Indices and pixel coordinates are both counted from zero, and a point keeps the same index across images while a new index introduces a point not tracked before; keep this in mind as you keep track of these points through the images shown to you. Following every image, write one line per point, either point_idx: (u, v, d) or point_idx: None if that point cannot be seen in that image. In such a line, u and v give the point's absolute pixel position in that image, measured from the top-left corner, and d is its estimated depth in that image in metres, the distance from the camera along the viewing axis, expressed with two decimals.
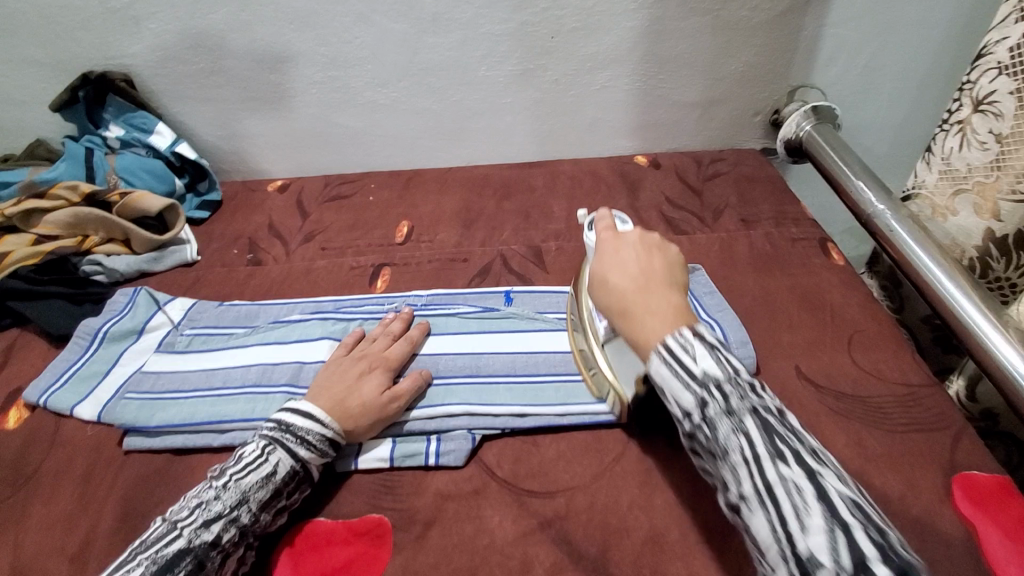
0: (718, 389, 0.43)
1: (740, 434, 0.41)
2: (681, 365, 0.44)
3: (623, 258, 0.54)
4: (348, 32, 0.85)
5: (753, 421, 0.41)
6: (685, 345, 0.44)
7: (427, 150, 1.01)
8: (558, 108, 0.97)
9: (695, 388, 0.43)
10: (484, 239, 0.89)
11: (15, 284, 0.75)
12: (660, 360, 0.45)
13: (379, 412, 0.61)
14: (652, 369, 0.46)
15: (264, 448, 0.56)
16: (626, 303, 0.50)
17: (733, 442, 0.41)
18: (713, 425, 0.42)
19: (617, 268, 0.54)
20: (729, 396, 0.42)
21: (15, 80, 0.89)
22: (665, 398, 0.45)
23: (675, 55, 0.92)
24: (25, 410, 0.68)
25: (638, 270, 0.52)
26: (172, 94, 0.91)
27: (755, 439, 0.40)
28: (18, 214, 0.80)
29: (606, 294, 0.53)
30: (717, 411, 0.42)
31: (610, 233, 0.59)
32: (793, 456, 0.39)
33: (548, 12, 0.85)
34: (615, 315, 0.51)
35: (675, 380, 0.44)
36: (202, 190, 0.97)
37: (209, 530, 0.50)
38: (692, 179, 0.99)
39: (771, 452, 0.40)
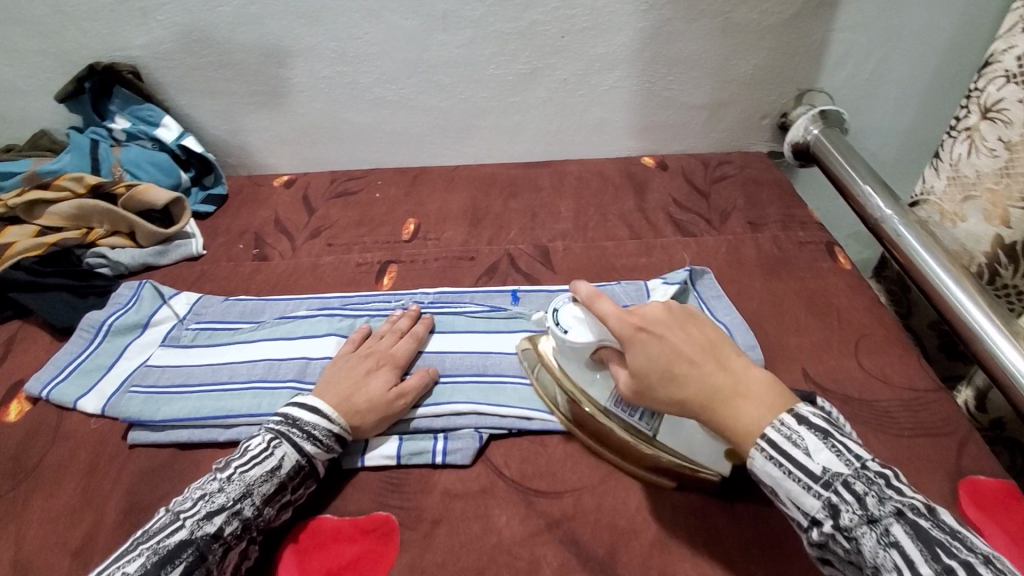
0: (847, 491, 0.42)
1: (890, 547, 0.40)
2: (789, 459, 0.44)
3: (671, 348, 0.48)
4: (359, 28, 0.85)
5: (899, 528, 0.40)
6: (795, 442, 0.44)
7: (435, 148, 1.00)
8: (566, 108, 0.97)
9: (822, 494, 0.43)
10: (491, 237, 0.89)
11: (18, 275, 0.75)
12: (765, 460, 0.44)
13: (387, 409, 0.61)
14: (761, 472, 0.45)
15: (270, 442, 0.55)
16: (713, 393, 0.46)
17: (882, 556, 0.40)
18: (852, 534, 0.42)
19: (678, 352, 0.47)
20: (863, 499, 0.42)
21: (19, 69, 0.88)
22: (785, 506, 0.45)
23: (684, 56, 0.92)
24: (24, 403, 0.67)
25: (697, 349, 0.48)
26: (178, 87, 0.91)
27: (908, 552, 0.39)
28: (20, 205, 0.80)
29: (670, 390, 0.47)
30: (854, 518, 0.42)
31: (625, 313, 0.51)
32: (963, 572, 0.38)
33: (559, 12, 0.85)
34: (691, 408, 0.47)
35: (789, 481, 0.44)
36: (208, 184, 0.96)
37: (211, 522, 0.49)
38: (700, 181, 0.99)
39: (936, 568, 0.38)
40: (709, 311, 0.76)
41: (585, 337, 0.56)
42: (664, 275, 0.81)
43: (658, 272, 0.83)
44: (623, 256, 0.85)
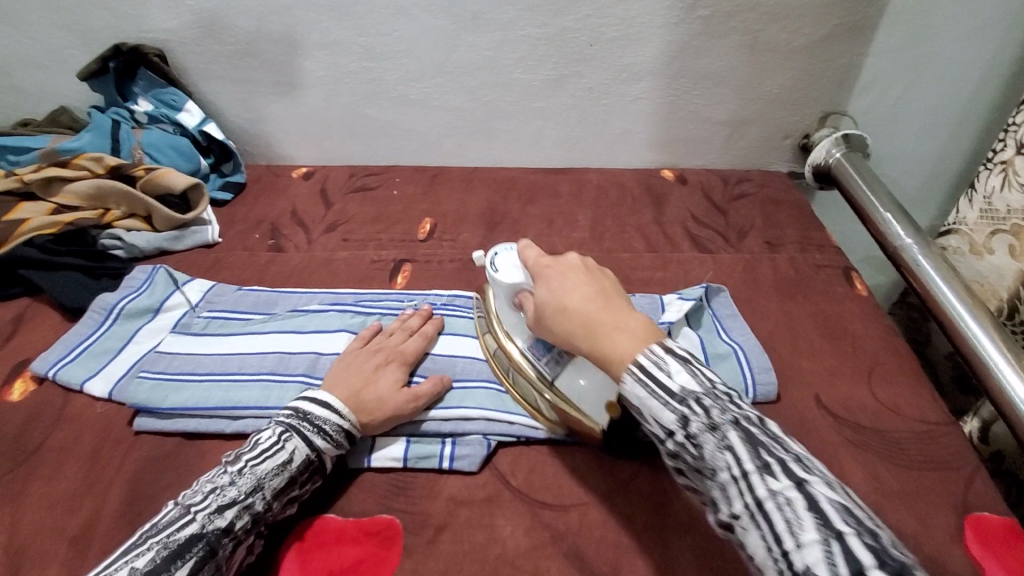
0: (697, 403, 0.44)
1: (726, 449, 0.41)
2: (652, 380, 0.45)
3: (568, 285, 0.53)
4: (387, 25, 0.85)
5: (736, 434, 0.42)
6: (659, 363, 0.46)
7: (454, 148, 1.00)
8: (588, 117, 0.96)
9: (676, 405, 0.44)
10: (507, 242, 0.89)
11: (30, 253, 0.74)
12: (633, 381, 0.46)
13: (398, 408, 0.61)
14: (626, 392, 0.46)
15: (281, 435, 0.55)
16: (591, 322, 0.50)
17: (719, 459, 0.41)
18: (697, 441, 0.43)
19: (570, 290, 0.52)
20: (708, 409, 0.43)
21: (43, 46, 0.88)
22: (647, 421, 0.46)
23: (710, 72, 0.91)
24: (29, 382, 0.67)
25: (592, 291, 0.52)
26: (201, 72, 0.90)
27: (741, 455, 0.41)
28: (38, 181, 0.79)
29: (562, 319, 0.52)
30: (700, 426, 0.43)
31: (546, 255, 0.57)
32: (778, 468, 0.40)
33: (588, 20, 0.85)
34: (573, 336, 0.51)
35: (652, 399, 0.45)
36: (226, 172, 0.96)
37: (223, 516, 0.49)
38: (718, 198, 0.98)
39: (757, 466, 0.40)
40: (723, 330, 0.76)
41: (514, 279, 0.59)
42: (679, 291, 0.80)
43: (673, 287, 0.82)
44: (638, 268, 0.84)
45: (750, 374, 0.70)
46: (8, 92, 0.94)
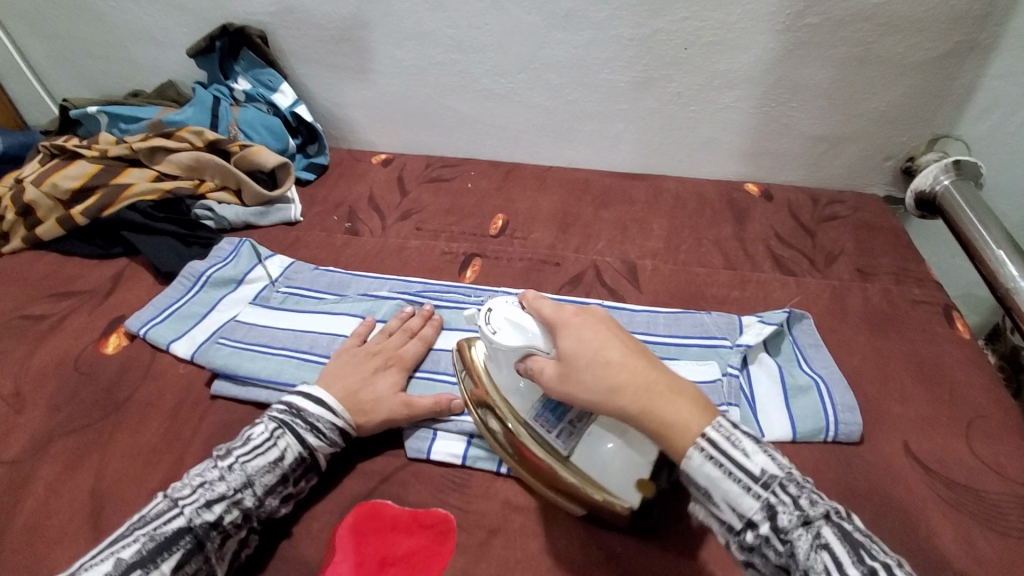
0: (782, 492, 0.43)
1: (818, 546, 0.41)
2: (730, 460, 0.43)
3: (602, 343, 0.47)
4: (479, 18, 0.84)
5: (827, 528, 0.41)
6: (727, 449, 0.44)
7: (532, 146, 0.99)
8: (674, 122, 0.92)
9: (759, 492, 0.43)
10: (578, 246, 0.87)
11: (133, 216, 0.79)
12: (702, 459, 0.43)
13: (393, 410, 0.60)
14: (693, 471, 0.44)
15: (273, 431, 0.55)
16: (640, 384, 0.46)
17: (812, 556, 0.40)
18: (788, 534, 0.41)
19: (611, 342, 0.47)
20: (798, 500, 0.42)
21: (158, 22, 0.94)
22: (715, 505, 0.44)
23: (812, 84, 0.85)
24: (122, 337, 0.71)
25: (624, 347, 0.47)
26: (296, 55, 0.93)
27: (838, 552, 0.40)
28: (144, 149, 0.84)
29: (602, 378, 0.46)
30: (789, 518, 0.42)
31: (566, 307, 0.50)
32: (873, 565, 0.40)
33: (686, 22, 0.81)
34: (618, 394, 0.46)
35: (727, 480, 0.43)
36: (311, 153, 0.99)
37: (211, 511, 0.49)
38: (806, 218, 0.92)
39: (855, 564, 0.39)
40: (803, 360, 0.71)
41: (514, 342, 0.51)
42: (758, 314, 0.76)
43: (751, 309, 0.77)
44: (714, 285, 0.80)
45: (832, 412, 0.65)
46: (124, 64, 1.01)
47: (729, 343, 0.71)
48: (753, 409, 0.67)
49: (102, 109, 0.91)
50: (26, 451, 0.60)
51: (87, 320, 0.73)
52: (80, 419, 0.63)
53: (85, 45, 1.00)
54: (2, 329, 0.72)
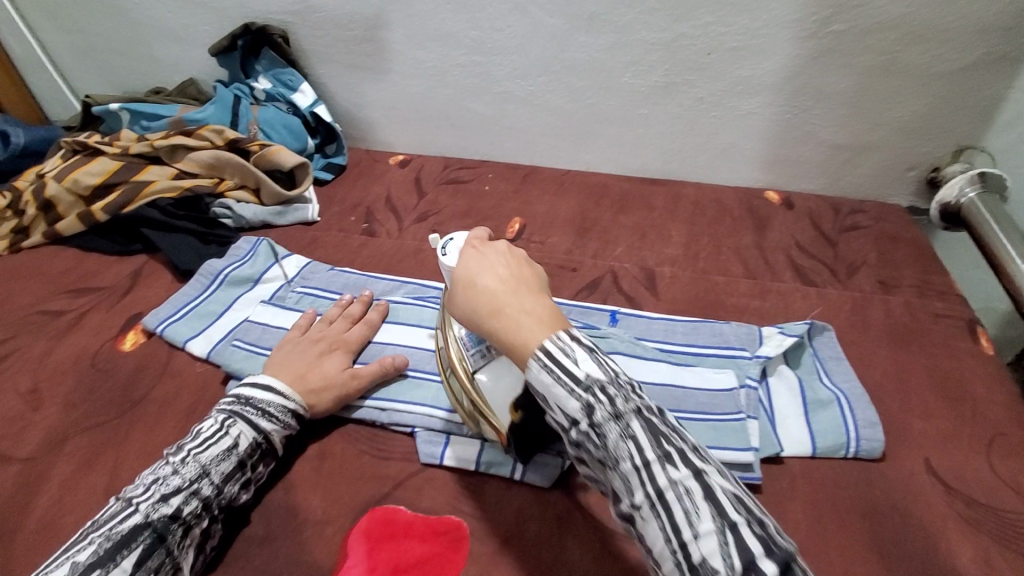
0: (602, 392, 0.41)
1: (628, 439, 0.40)
2: (559, 369, 0.42)
3: (486, 270, 0.47)
4: (500, 20, 0.84)
5: (638, 424, 0.40)
6: (558, 357, 0.42)
7: (551, 149, 0.98)
8: (694, 128, 0.91)
9: (580, 395, 0.41)
10: (596, 251, 0.86)
11: (152, 213, 0.80)
12: (538, 368, 0.42)
13: (343, 389, 0.62)
14: (530, 379, 0.43)
15: (223, 421, 0.55)
16: (501, 303, 0.45)
17: (621, 450, 0.40)
18: (602, 432, 0.41)
19: (489, 270, 0.47)
20: (613, 398, 0.41)
21: (181, 21, 0.94)
22: (551, 409, 0.43)
23: (837, 92, 0.84)
24: (140, 335, 0.71)
25: (509, 273, 0.47)
26: (317, 55, 0.93)
27: (642, 445, 0.39)
28: (165, 147, 0.84)
29: (471, 298, 0.47)
30: (604, 415, 0.41)
31: (483, 239, 0.51)
32: (679, 458, 0.39)
33: (710, 27, 0.80)
34: (481, 317, 0.46)
35: (558, 386, 0.42)
36: (329, 153, 0.99)
37: (168, 503, 0.49)
38: (828, 228, 0.90)
39: (657, 455, 0.39)
40: (824, 373, 0.70)
41: (456, 263, 0.51)
42: (778, 325, 0.74)
43: (772, 319, 0.76)
44: (733, 294, 0.79)
45: (853, 427, 0.64)
46: (147, 62, 1.02)
47: (748, 354, 0.69)
48: (772, 419, 0.66)
49: (124, 106, 0.91)
50: (41, 448, 0.60)
51: (105, 316, 0.73)
52: (96, 416, 0.63)
53: (108, 42, 1.01)
54: (22, 325, 0.72)
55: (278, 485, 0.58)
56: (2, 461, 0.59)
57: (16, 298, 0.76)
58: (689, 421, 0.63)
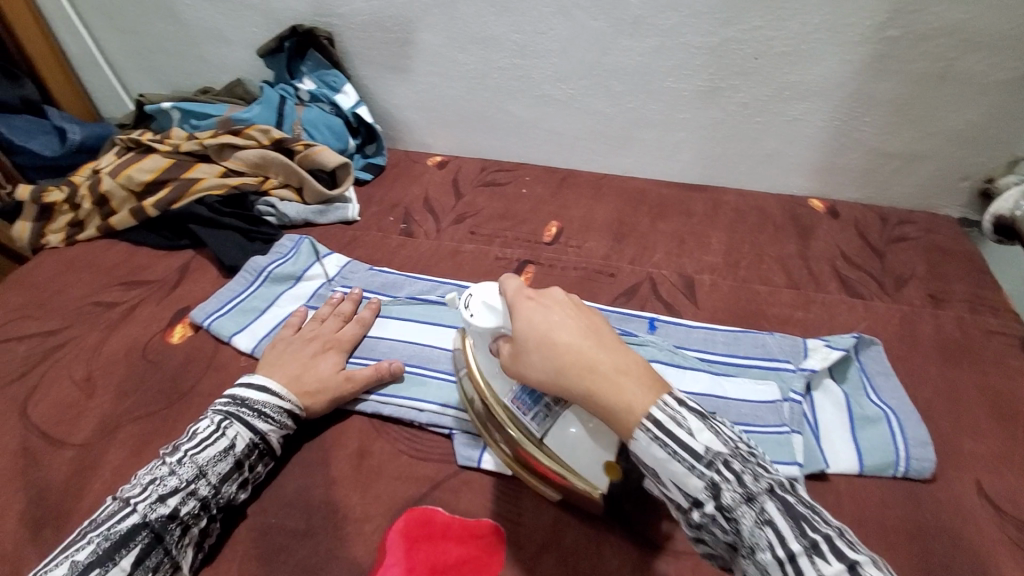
0: (727, 468, 0.39)
1: (766, 525, 0.37)
2: (673, 440, 0.40)
3: (556, 322, 0.46)
4: (544, 23, 0.84)
5: (773, 504, 0.38)
6: (672, 431, 0.40)
7: (589, 153, 0.97)
8: (738, 133, 0.89)
9: (703, 471, 0.39)
10: (634, 257, 0.85)
11: (201, 210, 0.82)
12: (646, 440, 0.41)
13: (338, 390, 0.62)
14: (637, 451, 0.41)
15: (219, 423, 0.56)
16: (591, 359, 0.43)
17: (758, 536, 0.37)
18: (732, 514, 0.38)
19: (560, 323, 0.46)
20: (741, 475, 0.39)
21: (231, 22, 0.97)
22: (667, 488, 0.41)
23: (889, 98, 0.81)
24: (188, 328, 0.73)
25: (581, 324, 0.46)
26: (360, 57, 0.95)
27: (783, 530, 0.37)
28: (214, 146, 0.86)
29: (548, 356, 0.45)
30: (734, 495, 0.38)
31: (530, 289, 0.49)
32: (827, 547, 0.36)
33: (758, 31, 0.78)
34: (563, 375, 0.44)
35: (673, 461, 0.40)
36: (369, 153, 1.01)
37: (165, 504, 0.51)
38: (875, 238, 0.87)
39: (803, 545, 0.36)
40: (871, 389, 0.68)
41: (491, 323, 0.51)
42: (823, 337, 0.73)
43: (816, 332, 0.74)
44: (776, 304, 0.78)
45: (902, 446, 0.62)
46: (198, 62, 1.05)
47: (792, 367, 0.68)
48: (817, 435, 0.64)
49: (175, 105, 0.94)
50: (94, 435, 0.62)
51: (155, 309, 0.75)
52: (146, 406, 0.65)
53: (161, 42, 1.04)
54: (76, 315, 0.75)
55: (319, 481, 0.59)
56: (58, 447, 0.61)
57: (71, 289, 0.79)
58: None
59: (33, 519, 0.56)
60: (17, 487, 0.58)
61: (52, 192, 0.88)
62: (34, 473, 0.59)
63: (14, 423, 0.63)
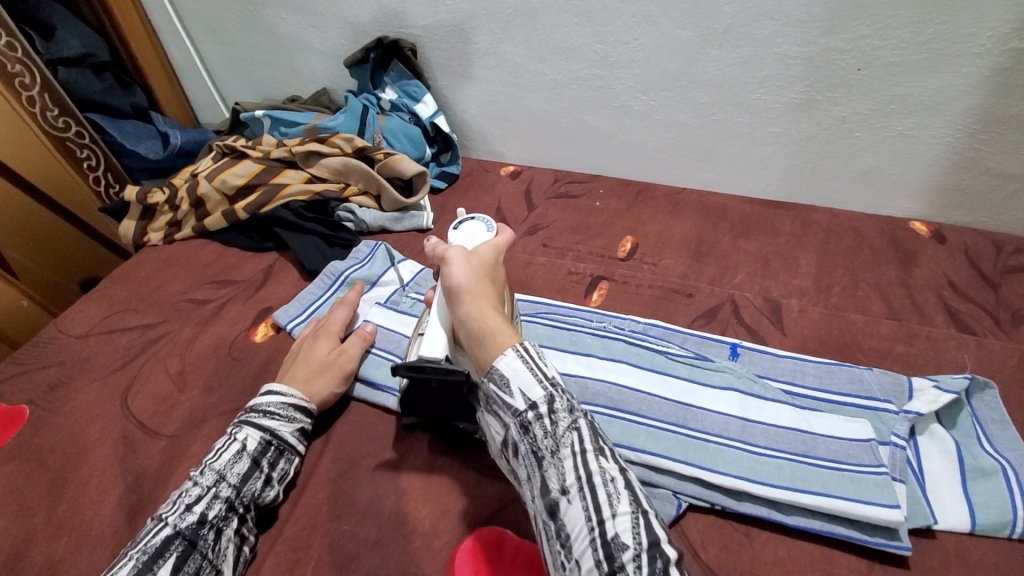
0: (561, 393, 0.48)
1: (574, 430, 0.47)
2: (530, 359, 0.49)
3: (491, 271, 0.58)
4: (629, 33, 0.81)
5: (585, 423, 0.48)
6: (533, 355, 0.50)
7: (668, 166, 0.94)
8: (833, 149, 0.83)
9: (545, 384, 0.48)
10: (714, 277, 0.81)
11: (286, 215, 0.86)
12: (513, 355, 0.49)
13: (335, 368, 0.65)
14: (500, 363, 0.49)
15: (231, 431, 0.59)
16: (495, 302, 0.55)
17: (566, 438, 0.46)
18: (553, 418, 0.47)
19: (492, 273, 0.58)
20: (569, 399, 0.48)
21: (321, 34, 1.01)
22: (508, 393, 0.48)
23: (1015, 115, 0.72)
24: (270, 328, 0.76)
25: (498, 286, 0.58)
26: (441, 68, 0.96)
27: (585, 436, 0.47)
28: (301, 153, 0.90)
29: (475, 278, 0.55)
30: (561, 406, 0.47)
31: (500, 243, 0.61)
32: (611, 456, 0.46)
33: (864, 41, 0.73)
34: (471, 294, 0.54)
35: (528, 373, 0.48)
36: (444, 161, 1.02)
37: (192, 512, 0.52)
38: (989, 268, 0.79)
39: (595, 448, 0.46)
40: (984, 438, 0.61)
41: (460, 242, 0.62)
42: (930, 376, 0.66)
43: (920, 370, 0.68)
44: (873, 336, 0.72)
45: (1021, 503, 0.55)
46: (289, 72, 1.10)
47: (895, 409, 0.61)
48: (922, 485, 0.58)
49: (267, 114, 0.99)
50: (182, 427, 0.66)
51: (241, 308, 0.79)
52: (230, 402, 0.68)
53: (255, 53, 1.10)
54: (171, 310, 0.80)
55: (390, 490, 0.59)
56: (152, 437, 0.65)
57: (167, 285, 0.84)
58: (820, 471, 0.57)
59: (130, 504, 0.60)
60: (116, 472, 0.62)
61: (154, 194, 0.93)
62: (130, 460, 0.63)
63: (115, 410, 0.68)
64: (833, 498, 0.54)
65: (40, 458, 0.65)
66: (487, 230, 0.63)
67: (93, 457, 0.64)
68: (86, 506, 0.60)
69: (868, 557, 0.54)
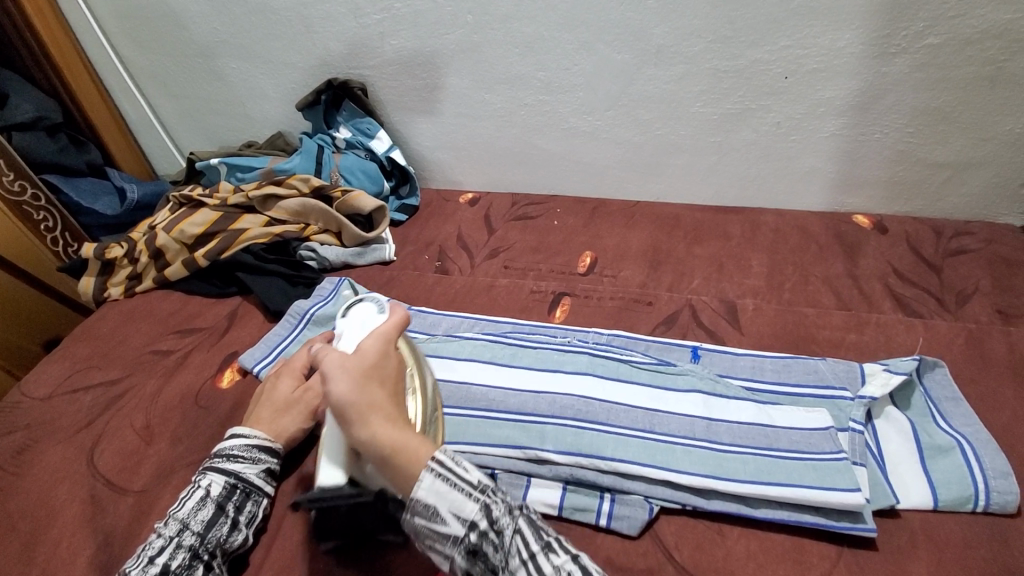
0: (491, 493, 0.47)
1: (516, 534, 0.46)
2: (453, 473, 0.47)
3: (377, 373, 0.51)
4: (569, 59, 0.85)
5: (522, 520, 0.47)
6: (453, 464, 0.47)
7: (620, 181, 0.97)
8: (773, 153, 0.87)
9: (478, 496, 0.46)
10: (671, 283, 0.84)
11: (247, 258, 0.86)
12: (432, 478, 0.46)
13: (299, 405, 0.64)
14: (421, 493, 0.45)
15: (197, 477, 0.59)
16: (391, 412, 0.49)
17: (513, 546, 0.46)
18: (497, 528, 0.46)
19: (378, 375, 0.51)
20: (501, 503, 0.47)
21: (274, 80, 1.03)
22: (440, 522, 0.46)
23: (931, 108, 0.78)
24: (236, 372, 0.76)
25: (392, 386, 0.52)
26: (393, 104, 0.99)
27: (528, 537, 0.46)
28: (258, 197, 0.91)
29: (360, 397, 0.49)
30: (500, 511, 0.46)
31: (380, 339, 0.54)
32: (558, 545, 0.46)
33: (787, 51, 0.77)
34: (359, 416, 0.48)
35: (453, 491, 0.46)
36: (403, 194, 1.04)
37: (154, 564, 0.52)
38: (929, 253, 0.83)
39: (541, 545, 0.46)
40: (939, 416, 0.63)
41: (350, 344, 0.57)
42: (882, 361, 0.68)
43: (873, 355, 0.70)
44: (826, 327, 0.74)
45: (980, 477, 0.57)
46: (245, 120, 1.12)
47: (851, 394, 0.63)
48: (883, 466, 0.60)
49: (222, 161, 1.00)
50: (152, 480, 0.65)
51: (207, 355, 0.79)
52: (199, 450, 0.67)
53: (208, 103, 1.11)
54: (136, 363, 0.79)
55: None
56: (120, 493, 0.64)
57: (131, 339, 0.83)
58: (785, 462, 0.58)
59: (100, 566, 0.58)
60: (85, 533, 0.61)
61: (113, 249, 0.93)
62: (99, 518, 0.62)
63: (80, 470, 0.66)
64: (799, 488, 0.56)
65: (7, 526, 0.63)
66: (378, 311, 0.61)
67: (61, 519, 0.62)
68: (56, 570, 0.59)
69: (836, 542, 0.55)
